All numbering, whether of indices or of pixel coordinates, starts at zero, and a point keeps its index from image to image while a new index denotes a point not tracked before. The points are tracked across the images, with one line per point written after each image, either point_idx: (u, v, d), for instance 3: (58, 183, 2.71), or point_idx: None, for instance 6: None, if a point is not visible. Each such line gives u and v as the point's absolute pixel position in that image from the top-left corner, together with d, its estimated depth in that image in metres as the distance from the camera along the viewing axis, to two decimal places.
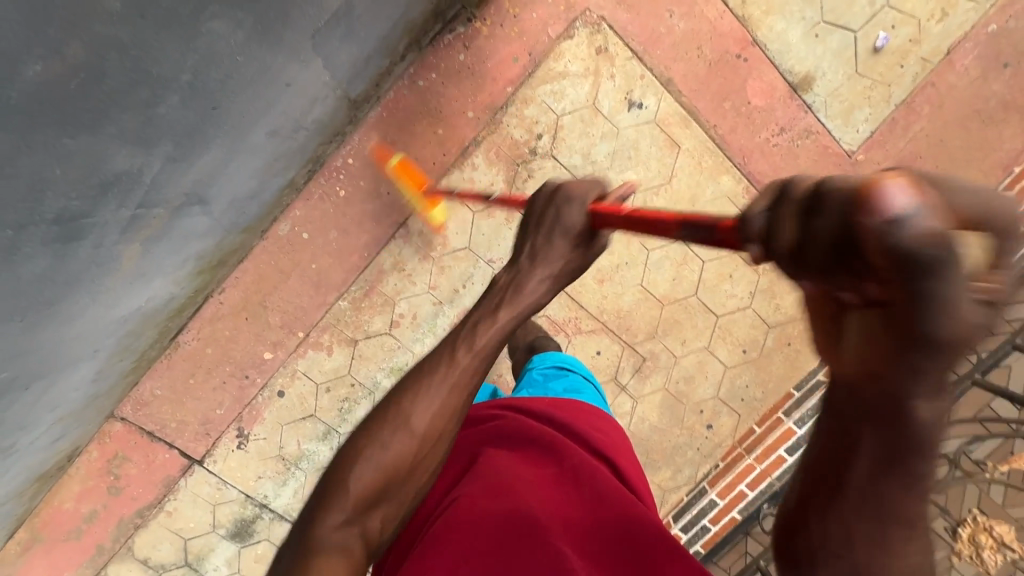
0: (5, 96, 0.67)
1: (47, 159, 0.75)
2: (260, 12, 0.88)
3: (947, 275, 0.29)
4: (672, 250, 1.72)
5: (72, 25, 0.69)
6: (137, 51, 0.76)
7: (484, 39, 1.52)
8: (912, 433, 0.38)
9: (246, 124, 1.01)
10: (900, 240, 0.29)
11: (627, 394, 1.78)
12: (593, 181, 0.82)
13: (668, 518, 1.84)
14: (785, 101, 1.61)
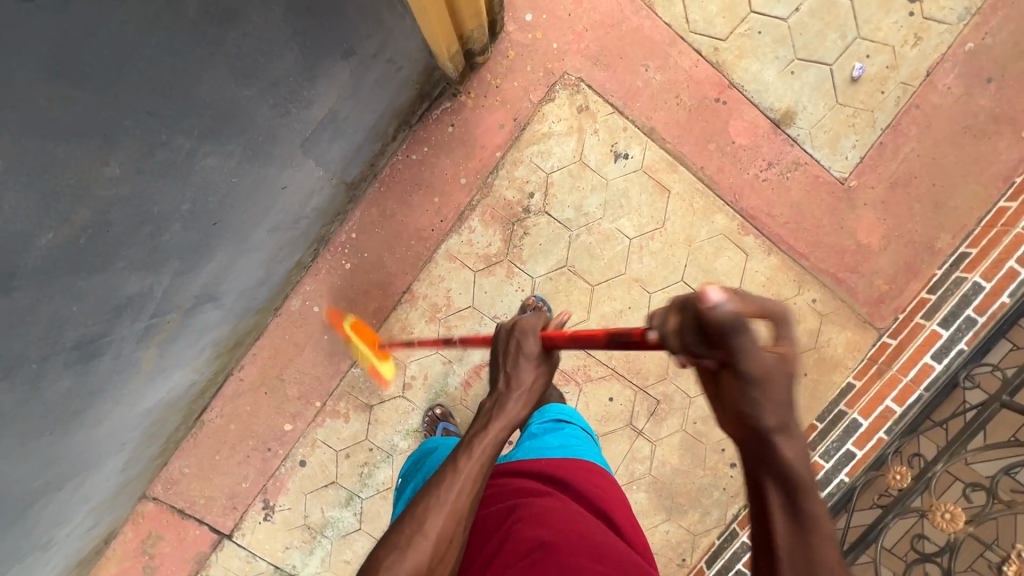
0: (21, 265, 0.69)
1: (64, 302, 0.79)
2: (248, 141, 0.95)
3: (745, 346, 0.43)
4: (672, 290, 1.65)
5: (78, 197, 0.72)
6: (138, 201, 0.81)
7: (470, 111, 1.60)
8: (782, 470, 0.49)
9: (248, 226, 1.09)
10: (716, 322, 0.42)
11: (645, 438, 1.76)
12: (537, 313, 0.92)
13: (701, 564, 1.77)
14: (769, 137, 1.64)
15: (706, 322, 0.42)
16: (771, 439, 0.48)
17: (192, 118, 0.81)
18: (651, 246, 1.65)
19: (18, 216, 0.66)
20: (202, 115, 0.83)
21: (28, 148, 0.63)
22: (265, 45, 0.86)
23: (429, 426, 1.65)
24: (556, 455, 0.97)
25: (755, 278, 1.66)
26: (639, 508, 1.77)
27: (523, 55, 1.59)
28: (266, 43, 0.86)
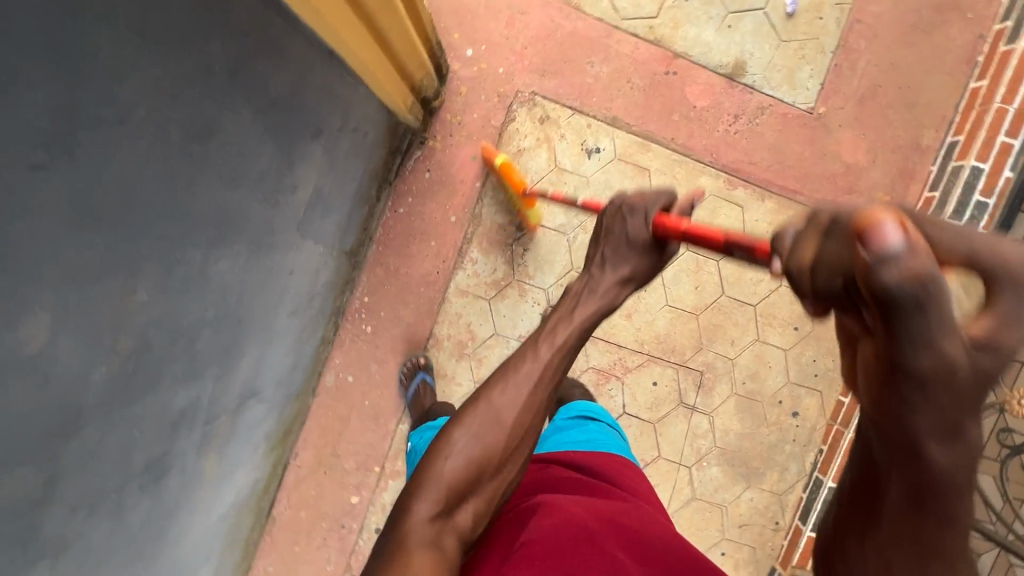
0: (82, 408, 0.64)
1: (124, 431, 0.77)
2: (258, 235, 0.94)
3: (931, 313, 0.33)
4: (682, 262, 1.73)
5: (123, 330, 0.66)
6: (174, 318, 0.77)
7: (441, 154, 1.67)
8: (939, 485, 0.39)
9: (270, 315, 1.13)
10: (888, 282, 0.34)
11: (700, 412, 1.74)
12: (660, 193, 0.93)
13: (796, 523, 1.73)
14: (727, 92, 1.67)
15: (877, 269, 0.34)
16: (927, 445, 0.37)
17: (215, 228, 0.77)
18: None
19: (76, 361, 0.60)
20: (215, 219, 0.76)
21: (86, 289, 0.57)
22: (267, 135, 0.80)
23: (410, 374, 1.66)
24: (581, 449, 1.02)
25: (757, 226, 1.68)
26: (716, 483, 1.74)
27: (474, 88, 1.66)
28: (263, 134, 0.80)
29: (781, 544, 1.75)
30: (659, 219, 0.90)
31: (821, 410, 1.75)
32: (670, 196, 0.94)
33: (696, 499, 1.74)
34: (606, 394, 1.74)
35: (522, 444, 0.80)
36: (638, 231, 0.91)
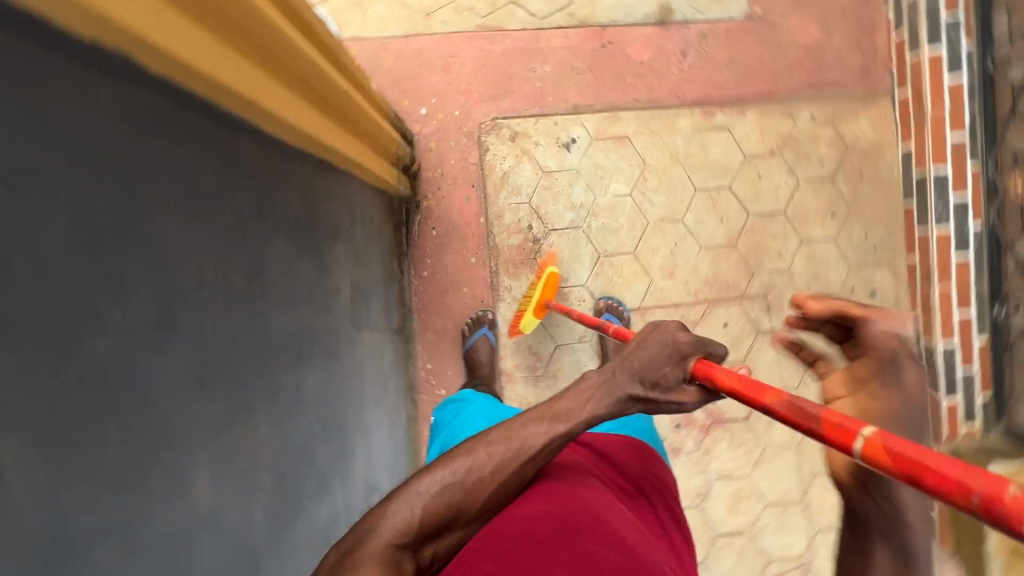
0: (256, 551, 0.65)
1: (295, 560, 0.78)
2: (329, 333, 0.96)
3: None
4: (697, 203, 1.73)
5: (262, 463, 0.67)
6: (295, 437, 0.78)
7: (439, 209, 1.74)
8: None
9: (362, 408, 1.16)
10: None
11: (781, 332, 1.73)
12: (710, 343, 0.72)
13: (927, 396, 1.67)
14: (666, 36, 1.72)
15: None
16: None
17: (292, 343, 0.79)
18: (651, 186, 1.73)
19: (235, 513, 0.61)
20: (289, 338, 0.78)
21: (225, 439, 0.59)
22: (301, 248, 0.86)
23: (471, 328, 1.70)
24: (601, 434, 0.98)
25: (750, 140, 1.73)
26: None
27: (441, 139, 1.73)
28: (297, 247, 0.84)
29: None
30: (701, 367, 0.69)
31: (895, 278, 1.73)
32: (718, 349, 0.72)
33: None
34: None
35: (532, 460, 0.69)
36: (673, 370, 0.70)
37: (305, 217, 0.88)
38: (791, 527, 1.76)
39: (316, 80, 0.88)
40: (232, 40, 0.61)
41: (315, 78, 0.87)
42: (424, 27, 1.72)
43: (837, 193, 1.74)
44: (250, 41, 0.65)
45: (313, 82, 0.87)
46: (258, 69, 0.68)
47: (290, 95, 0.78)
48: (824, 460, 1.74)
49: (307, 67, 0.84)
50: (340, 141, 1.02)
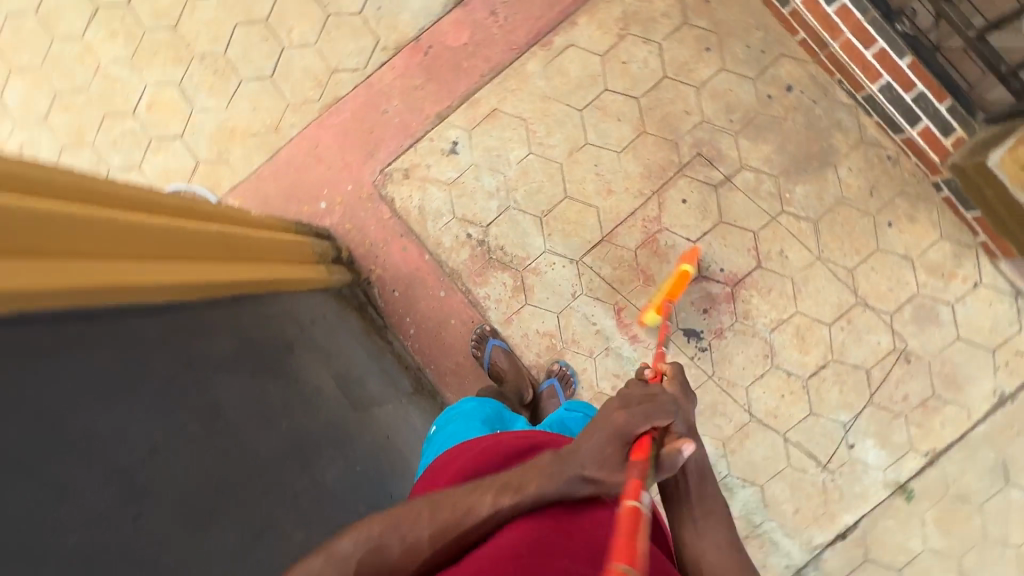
0: None
1: None
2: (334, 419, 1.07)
3: None
4: (590, 120, 1.75)
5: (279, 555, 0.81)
6: (319, 519, 0.92)
7: (388, 272, 1.79)
8: None
9: (407, 461, 1.27)
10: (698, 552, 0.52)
11: (734, 175, 1.71)
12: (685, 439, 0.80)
13: (892, 137, 1.66)
14: (469, 9, 1.78)
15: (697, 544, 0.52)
16: None
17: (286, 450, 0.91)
18: (543, 134, 1.76)
19: None
20: (284, 447, 0.91)
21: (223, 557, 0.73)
22: (259, 370, 0.96)
23: (479, 346, 1.73)
24: None
25: (597, 40, 1.75)
26: (815, 193, 1.70)
27: (352, 216, 1.80)
28: (252, 371, 0.94)
29: (916, 163, 1.67)
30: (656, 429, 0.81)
31: (799, 62, 1.71)
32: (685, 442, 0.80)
33: (820, 220, 1.70)
34: (667, 249, 1.74)
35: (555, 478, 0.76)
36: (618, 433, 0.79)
37: (251, 341, 0.98)
38: (867, 329, 1.69)
39: (206, 242, 1.02)
40: (104, 251, 0.74)
41: (204, 240, 1.01)
42: (280, 141, 1.83)
43: (700, 29, 1.73)
44: (123, 243, 0.79)
45: (202, 245, 1.01)
46: (142, 260, 0.82)
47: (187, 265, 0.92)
48: (854, 253, 1.69)
49: (190, 236, 0.98)
50: (259, 273, 1.15)
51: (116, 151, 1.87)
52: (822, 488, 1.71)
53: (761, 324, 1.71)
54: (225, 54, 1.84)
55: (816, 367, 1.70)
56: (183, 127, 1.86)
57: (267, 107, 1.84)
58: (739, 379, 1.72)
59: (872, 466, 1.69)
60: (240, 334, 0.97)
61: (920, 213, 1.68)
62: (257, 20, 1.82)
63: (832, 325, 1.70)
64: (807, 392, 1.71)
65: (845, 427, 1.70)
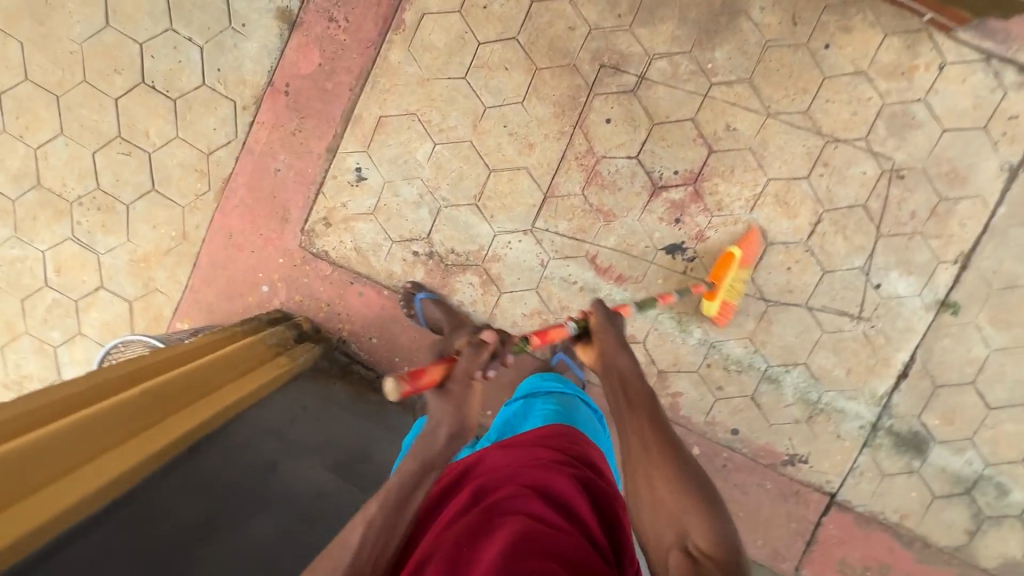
0: None
1: None
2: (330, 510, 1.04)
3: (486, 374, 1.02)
4: (477, 82, 1.59)
5: None
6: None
7: (357, 324, 1.70)
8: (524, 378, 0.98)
9: None
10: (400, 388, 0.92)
11: (647, 70, 1.55)
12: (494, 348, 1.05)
13: None
14: (306, 27, 1.61)
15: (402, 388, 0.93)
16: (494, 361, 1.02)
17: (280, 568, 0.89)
18: (439, 120, 1.61)
19: None
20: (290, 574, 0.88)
21: None
22: (237, 513, 0.89)
23: (409, 303, 1.64)
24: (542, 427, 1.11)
25: None
26: (737, 51, 1.53)
27: (297, 286, 1.71)
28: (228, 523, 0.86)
29: None
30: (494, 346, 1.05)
31: None
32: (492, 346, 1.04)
33: (754, 76, 1.54)
34: (614, 176, 1.60)
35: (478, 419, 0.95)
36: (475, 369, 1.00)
37: (218, 485, 0.90)
38: (847, 165, 1.55)
39: (156, 399, 1.00)
40: (38, 475, 0.74)
41: (152, 400, 0.99)
42: (193, 247, 1.73)
43: None
44: (60, 455, 0.78)
45: (154, 405, 0.99)
46: (101, 454, 0.82)
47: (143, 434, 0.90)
48: (802, 94, 1.53)
49: (113, 410, 0.90)
50: (229, 399, 1.13)
51: (52, 328, 1.80)
52: (865, 340, 1.62)
53: (739, 209, 1.59)
54: (99, 187, 1.72)
55: (811, 226, 1.58)
56: (99, 276, 1.77)
57: (165, 219, 1.73)
58: (740, 272, 1.61)
59: (906, 296, 1.59)
60: (206, 483, 0.89)
61: (854, 19, 1.50)
62: (110, 139, 1.69)
63: (810, 177, 1.56)
64: (812, 255, 1.60)
65: (864, 272, 1.59)
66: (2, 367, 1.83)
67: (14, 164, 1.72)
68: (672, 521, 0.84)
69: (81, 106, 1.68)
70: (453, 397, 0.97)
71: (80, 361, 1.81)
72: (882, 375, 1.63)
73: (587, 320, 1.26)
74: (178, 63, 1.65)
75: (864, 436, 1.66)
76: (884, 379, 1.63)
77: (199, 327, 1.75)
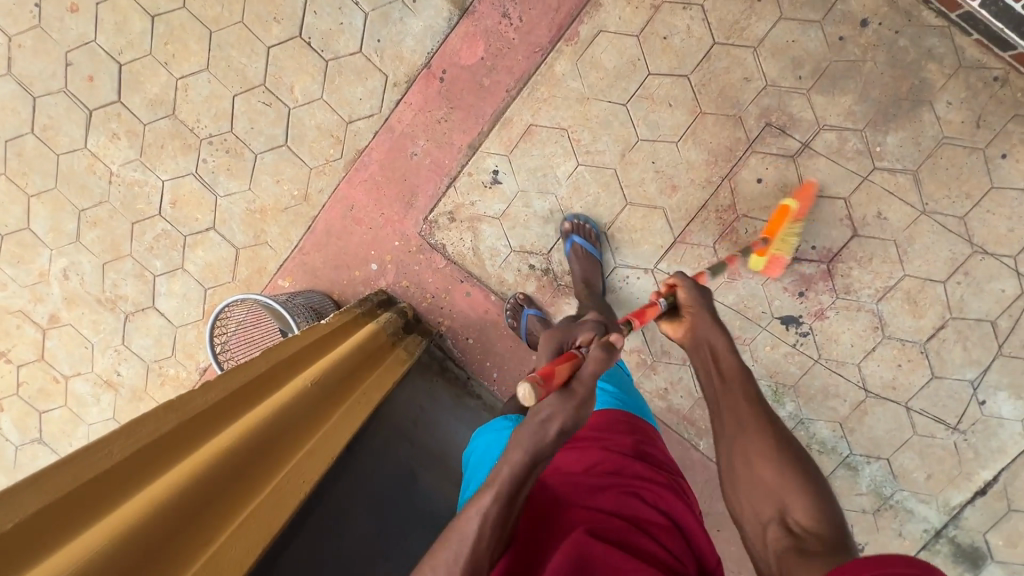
0: None
1: None
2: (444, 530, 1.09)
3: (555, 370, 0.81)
4: (636, 112, 1.56)
5: None
6: None
7: (457, 322, 1.69)
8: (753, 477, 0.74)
9: None
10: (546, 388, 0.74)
11: (815, 138, 1.51)
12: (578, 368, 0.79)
13: (1000, 55, 1.42)
14: (477, 18, 1.57)
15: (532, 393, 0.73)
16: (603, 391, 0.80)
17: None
18: (589, 140, 1.58)
19: None
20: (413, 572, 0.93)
21: None
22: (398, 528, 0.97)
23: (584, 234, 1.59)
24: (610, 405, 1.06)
25: (628, 19, 1.52)
26: (909, 140, 1.49)
27: (406, 272, 1.71)
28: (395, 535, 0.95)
29: None
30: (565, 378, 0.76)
31: None
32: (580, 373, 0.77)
33: (920, 169, 1.50)
34: (751, 237, 1.58)
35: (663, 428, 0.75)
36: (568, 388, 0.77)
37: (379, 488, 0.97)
38: (986, 279, 1.53)
39: (317, 403, 0.98)
40: (220, 501, 0.70)
41: (313, 408, 0.96)
42: (312, 209, 1.73)
43: None
44: (232, 474, 0.74)
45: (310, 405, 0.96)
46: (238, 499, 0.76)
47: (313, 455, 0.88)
48: (964, 198, 1.50)
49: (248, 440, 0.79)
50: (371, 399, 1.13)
51: (155, 256, 1.81)
52: (954, 450, 1.62)
53: (866, 297, 1.57)
54: (232, 130, 1.70)
55: (933, 330, 1.56)
56: (213, 218, 1.77)
57: (290, 176, 1.72)
58: (850, 358, 1.60)
59: (1007, 418, 1.58)
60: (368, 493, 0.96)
61: None
62: (254, 86, 1.67)
63: (948, 281, 1.54)
64: (926, 357, 1.58)
65: (972, 385, 1.58)
66: (99, 284, 1.85)
67: (154, 89, 1.70)
68: (772, 498, 0.81)
69: (232, 46, 1.65)
70: (581, 398, 0.75)
71: (177, 294, 1.84)
72: (960, 487, 1.62)
73: (674, 294, 1.16)
74: (339, 24, 1.61)
75: (926, 540, 1.65)
76: (963, 491, 1.62)
77: (300, 289, 1.76)
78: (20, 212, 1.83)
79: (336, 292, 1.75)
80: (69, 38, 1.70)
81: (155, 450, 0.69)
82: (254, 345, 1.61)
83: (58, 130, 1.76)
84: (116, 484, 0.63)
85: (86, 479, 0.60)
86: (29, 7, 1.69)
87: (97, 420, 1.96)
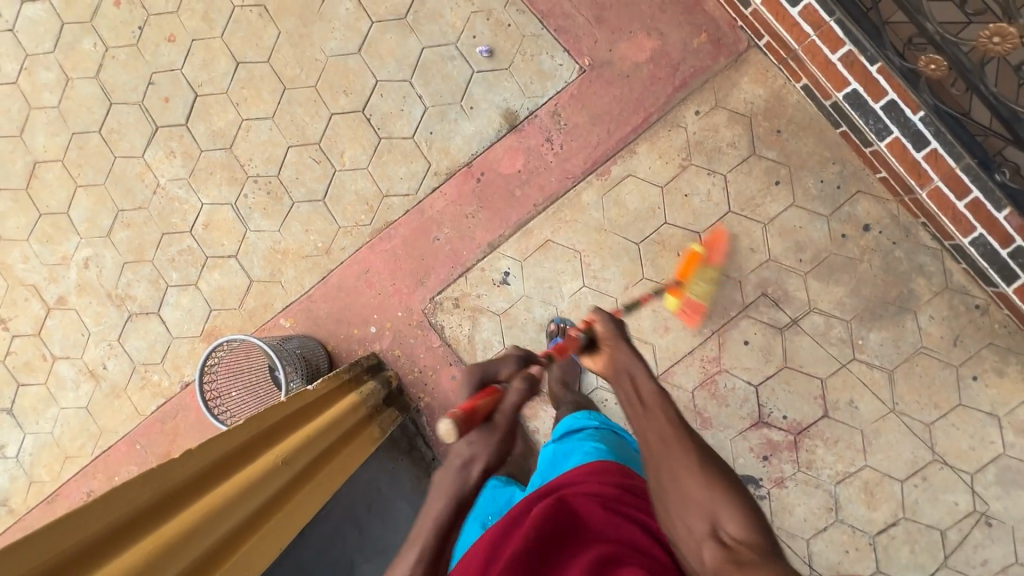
0: None
1: None
2: None
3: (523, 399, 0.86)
4: (646, 252, 1.68)
5: None
6: None
7: (437, 401, 1.75)
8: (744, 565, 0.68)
9: None
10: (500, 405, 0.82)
11: (804, 316, 1.62)
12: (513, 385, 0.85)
13: (985, 286, 1.53)
14: (523, 136, 1.72)
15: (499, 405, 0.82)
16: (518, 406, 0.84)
17: None
18: (598, 267, 1.69)
19: None
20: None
21: None
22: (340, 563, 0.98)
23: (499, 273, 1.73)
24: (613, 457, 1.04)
25: (657, 170, 1.67)
26: (890, 341, 1.59)
27: (401, 342, 1.78)
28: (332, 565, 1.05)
29: (1008, 314, 1.54)
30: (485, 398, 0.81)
31: (877, 199, 1.59)
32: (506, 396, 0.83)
33: (895, 369, 1.59)
34: (728, 391, 1.65)
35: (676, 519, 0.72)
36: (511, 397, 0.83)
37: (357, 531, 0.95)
38: (940, 487, 1.58)
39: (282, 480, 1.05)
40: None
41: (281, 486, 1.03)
42: (331, 263, 1.83)
43: (769, 161, 1.62)
44: (191, 554, 0.79)
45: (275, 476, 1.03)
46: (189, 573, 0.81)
47: (263, 538, 0.94)
48: (932, 407, 1.58)
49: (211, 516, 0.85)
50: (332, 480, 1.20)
51: (174, 268, 1.91)
52: None
53: (826, 476, 1.62)
54: (279, 176, 1.84)
55: (884, 525, 1.60)
56: (238, 247, 1.87)
57: (319, 229, 1.83)
58: (801, 531, 1.62)
59: None
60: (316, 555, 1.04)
61: (1010, 366, 1.55)
62: (310, 143, 1.81)
63: (905, 481, 1.59)
64: (874, 550, 1.60)
65: None
66: (114, 280, 1.94)
67: (220, 123, 1.85)
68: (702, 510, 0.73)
69: (301, 105, 1.81)
70: (503, 430, 0.80)
71: (183, 307, 1.92)
72: None
73: (594, 330, 1.05)
74: (400, 110, 1.76)
75: None
76: None
77: (298, 333, 1.83)
78: (64, 198, 1.95)
79: (331, 344, 1.82)
80: (158, 62, 1.87)
81: (128, 520, 0.74)
82: (239, 375, 1.63)
83: (122, 135, 1.90)
84: (92, 556, 0.68)
85: (57, 553, 0.64)
86: (132, 28, 1.87)
87: (70, 405, 2.00)
